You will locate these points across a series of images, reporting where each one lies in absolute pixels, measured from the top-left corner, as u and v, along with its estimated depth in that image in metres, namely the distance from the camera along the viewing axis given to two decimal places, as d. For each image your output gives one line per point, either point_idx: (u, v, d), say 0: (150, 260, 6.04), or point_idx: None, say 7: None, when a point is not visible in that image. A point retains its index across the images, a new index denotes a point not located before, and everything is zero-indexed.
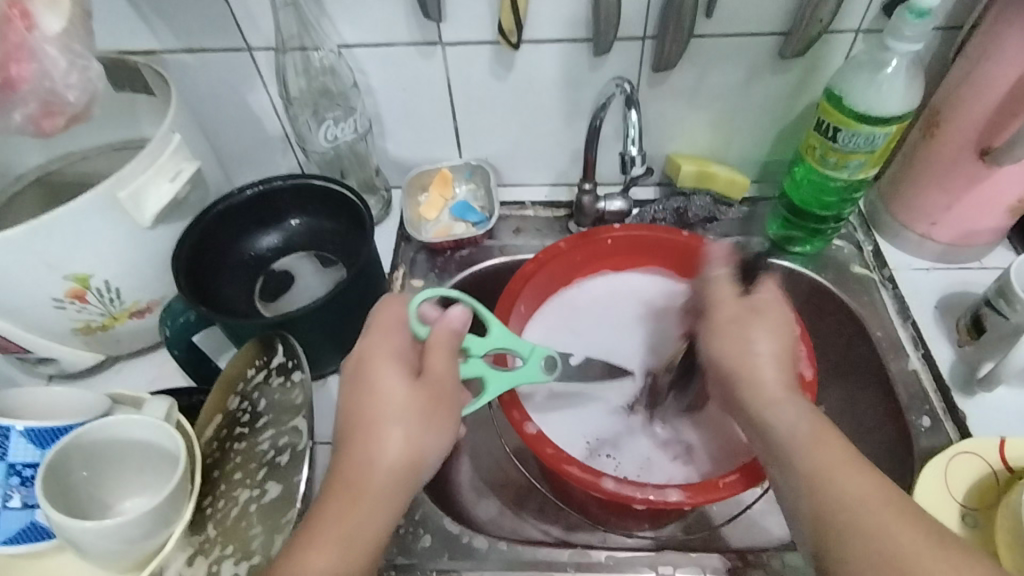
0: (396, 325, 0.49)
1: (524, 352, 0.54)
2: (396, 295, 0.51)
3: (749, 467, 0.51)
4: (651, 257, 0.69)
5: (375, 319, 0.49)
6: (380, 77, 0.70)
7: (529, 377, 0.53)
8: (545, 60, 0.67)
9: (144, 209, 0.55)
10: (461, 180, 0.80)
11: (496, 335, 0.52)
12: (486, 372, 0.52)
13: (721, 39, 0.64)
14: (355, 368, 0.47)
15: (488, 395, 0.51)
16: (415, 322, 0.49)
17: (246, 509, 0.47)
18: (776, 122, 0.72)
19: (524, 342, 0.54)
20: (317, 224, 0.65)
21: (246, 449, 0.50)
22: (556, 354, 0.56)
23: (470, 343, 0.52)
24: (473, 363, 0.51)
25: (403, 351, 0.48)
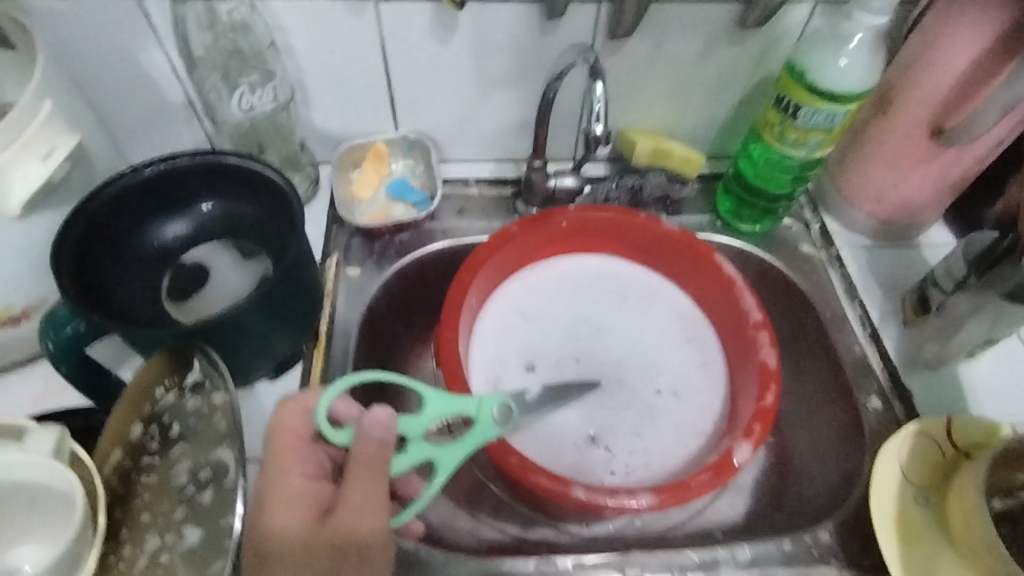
0: (298, 451, 0.46)
1: (474, 412, 0.48)
2: (299, 401, 0.48)
3: (719, 462, 0.49)
4: (609, 241, 0.65)
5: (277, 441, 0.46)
6: (302, 37, 0.60)
7: (486, 438, 0.48)
8: (492, 22, 0.60)
9: (9, 196, 0.44)
10: (397, 156, 0.73)
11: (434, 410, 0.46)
12: (435, 451, 0.46)
13: (680, 7, 0.60)
14: (255, 512, 0.43)
15: (443, 476, 0.45)
16: (330, 433, 0.44)
17: (161, 558, 0.39)
18: (731, 96, 0.69)
19: (469, 399, 0.48)
20: (234, 209, 0.56)
21: (159, 482, 0.43)
22: (511, 400, 0.49)
23: (406, 428, 0.45)
24: (414, 450, 0.45)
25: (309, 485, 0.44)
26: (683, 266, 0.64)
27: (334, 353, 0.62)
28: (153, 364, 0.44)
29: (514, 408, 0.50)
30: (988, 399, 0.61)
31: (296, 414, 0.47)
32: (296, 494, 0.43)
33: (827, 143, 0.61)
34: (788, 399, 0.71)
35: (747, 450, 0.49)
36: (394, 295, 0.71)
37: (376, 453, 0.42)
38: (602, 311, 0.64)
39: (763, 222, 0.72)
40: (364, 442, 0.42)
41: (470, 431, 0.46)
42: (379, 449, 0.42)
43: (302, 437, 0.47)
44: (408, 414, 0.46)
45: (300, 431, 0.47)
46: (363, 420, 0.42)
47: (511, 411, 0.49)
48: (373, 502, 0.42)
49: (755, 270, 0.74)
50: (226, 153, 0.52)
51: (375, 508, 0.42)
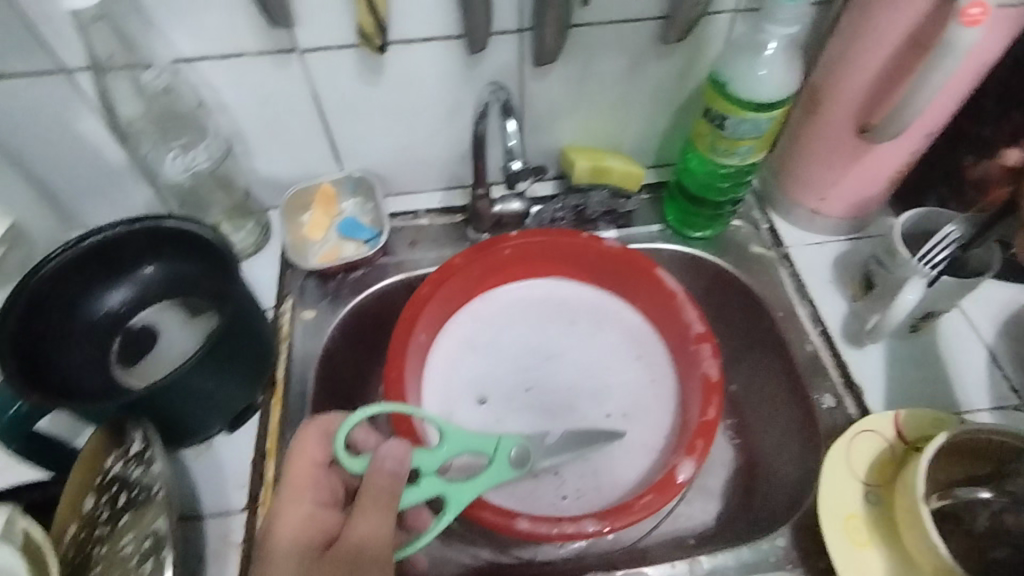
0: (313, 478, 0.48)
1: (489, 451, 0.51)
2: (321, 427, 0.51)
3: (661, 483, 0.51)
4: (554, 265, 0.66)
5: (296, 462, 0.49)
6: (233, 92, 0.61)
7: (501, 478, 0.50)
8: (417, 61, 0.61)
9: None
10: (346, 195, 0.74)
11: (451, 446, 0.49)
12: (446, 487, 0.47)
13: (600, 28, 0.61)
14: (264, 540, 0.45)
15: (451, 512, 0.47)
16: (349, 462, 0.46)
17: None
18: (666, 106, 0.69)
19: (487, 440, 0.51)
20: (177, 269, 0.57)
21: (108, 554, 0.44)
22: (527, 443, 0.53)
23: (421, 461, 0.48)
24: (426, 483, 0.47)
25: (318, 511, 0.46)
26: (628, 284, 0.65)
27: (292, 398, 0.63)
28: (95, 439, 0.47)
29: (530, 451, 0.53)
30: (940, 387, 0.62)
31: (314, 440, 0.50)
32: (304, 522, 0.45)
33: (759, 149, 0.61)
34: (750, 398, 0.71)
35: (688, 468, 0.51)
36: (353, 332, 0.72)
37: (388, 484, 0.44)
38: (554, 337, 0.65)
39: (714, 227, 0.72)
40: (378, 472, 0.44)
41: (484, 470, 0.49)
42: (390, 480, 0.44)
43: (319, 463, 0.49)
44: (426, 449, 0.48)
45: (317, 457, 0.49)
46: (380, 451, 0.45)
47: (526, 455, 0.52)
48: (380, 534, 0.43)
49: (709, 274, 0.74)
50: (160, 216, 0.53)
51: (382, 541, 0.43)
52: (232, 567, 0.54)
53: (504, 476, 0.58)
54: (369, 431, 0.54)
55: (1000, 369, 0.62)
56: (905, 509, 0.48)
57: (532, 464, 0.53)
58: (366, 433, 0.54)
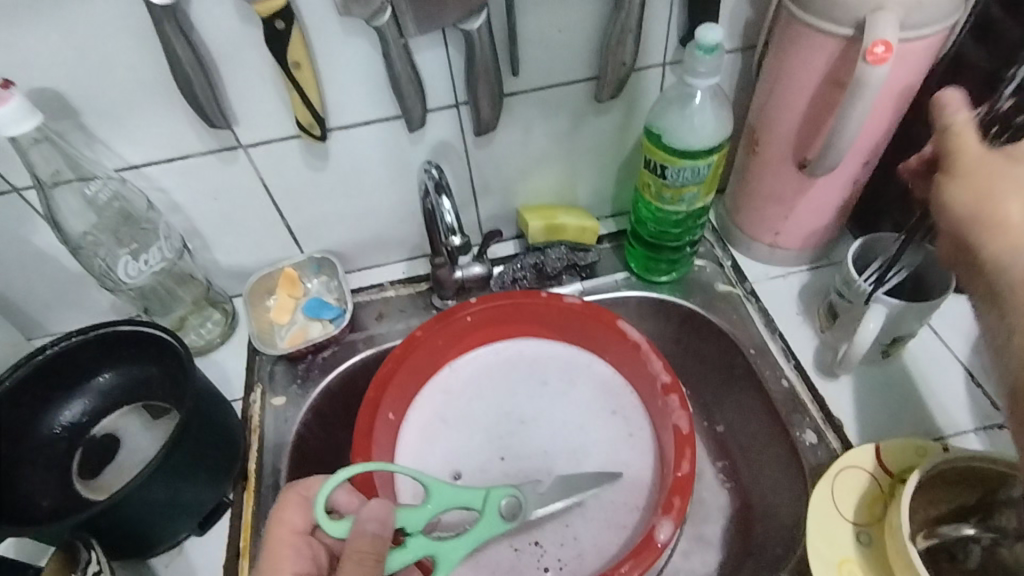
0: (294, 548, 0.47)
1: (478, 504, 0.50)
2: (301, 491, 0.49)
3: (639, 548, 0.49)
4: (519, 325, 0.66)
5: (276, 533, 0.48)
6: (184, 191, 0.63)
7: (492, 533, 0.49)
8: (360, 143, 0.63)
9: None
10: (309, 276, 0.74)
11: (438, 501, 0.47)
12: (435, 547, 0.46)
13: (533, 95, 0.63)
14: None
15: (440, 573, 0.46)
16: (330, 524, 0.44)
17: None
18: (612, 158, 0.71)
19: (476, 492, 0.50)
20: (136, 372, 0.57)
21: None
22: (518, 493, 0.52)
23: (406, 522, 0.46)
24: (414, 543, 0.45)
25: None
26: (594, 338, 0.64)
27: (265, 491, 0.62)
28: (53, 563, 0.47)
29: (522, 500, 0.52)
30: (919, 410, 0.61)
31: (294, 507, 0.48)
32: None
33: (704, 193, 0.62)
34: (737, 440, 0.68)
35: (667, 528, 0.50)
36: (327, 414, 0.71)
37: (372, 549, 0.42)
38: (525, 399, 0.64)
39: (675, 271, 0.72)
40: (361, 536, 0.42)
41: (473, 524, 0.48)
42: (374, 544, 0.43)
43: (300, 531, 0.48)
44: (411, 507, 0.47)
45: (296, 525, 0.48)
46: (361, 514, 0.43)
47: (518, 505, 0.52)
48: None
49: (678, 318, 0.73)
50: (114, 322, 0.54)
51: None
52: None
53: (482, 551, 0.57)
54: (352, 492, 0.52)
55: (979, 386, 0.61)
56: (895, 552, 0.46)
57: (524, 514, 0.52)
58: (349, 495, 0.51)
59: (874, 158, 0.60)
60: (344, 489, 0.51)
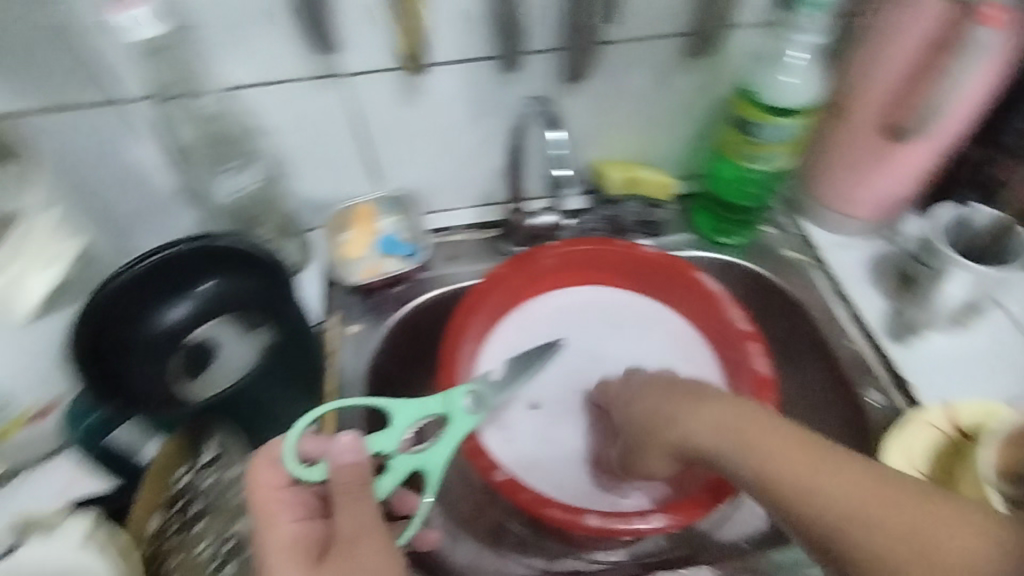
0: (279, 500, 0.45)
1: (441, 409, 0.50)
2: (263, 455, 0.46)
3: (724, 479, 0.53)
4: (593, 272, 0.68)
5: (262, 495, 0.45)
6: (279, 117, 0.64)
7: (465, 427, 0.50)
8: (454, 82, 0.64)
9: (15, 304, 0.49)
10: (384, 213, 0.74)
11: (402, 417, 0.48)
12: (416, 460, 0.47)
13: (628, 45, 0.63)
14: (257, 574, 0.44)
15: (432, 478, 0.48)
16: (303, 471, 0.45)
17: None
18: (693, 118, 0.72)
19: (433, 399, 0.50)
20: (236, 285, 0.58)
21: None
22: (477, 387, 0.52)
23: (382, 446, 0.47)
24: (397, 463, 0.47)
25: (300, 529, 0.44)
26: (670, 288, 0.66)
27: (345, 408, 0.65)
28: None
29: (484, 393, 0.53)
30: (975, 379, 0.64)
31: (262, 465, 0.46)
32: (290, 540, 0.44)
33: (790, 153, 0.64)
34: (795, 403, 0.72)
35: None
36: (396, 347, 0.74)
37: (352, 478, 0.44)
38: (599, 344, 0.66)
39: (744, 234, 0.74)
40: (339, 470, 0.44)
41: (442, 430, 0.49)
42: (354, 471, 0.44)
43: (283, 485, 0.46)
44: (378, 432, 0.47)
45: (277, 481, 0.46)
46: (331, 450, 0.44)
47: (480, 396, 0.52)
48: (366, 524, 0.43)
49: (744, 282, 0.75)
50: (218, 237, 0.56)
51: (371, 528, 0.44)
52: None
53: (562, 473, 0.61)
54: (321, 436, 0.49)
55: None
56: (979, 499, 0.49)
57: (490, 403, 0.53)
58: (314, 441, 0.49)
59: (965, 130, 0.60)
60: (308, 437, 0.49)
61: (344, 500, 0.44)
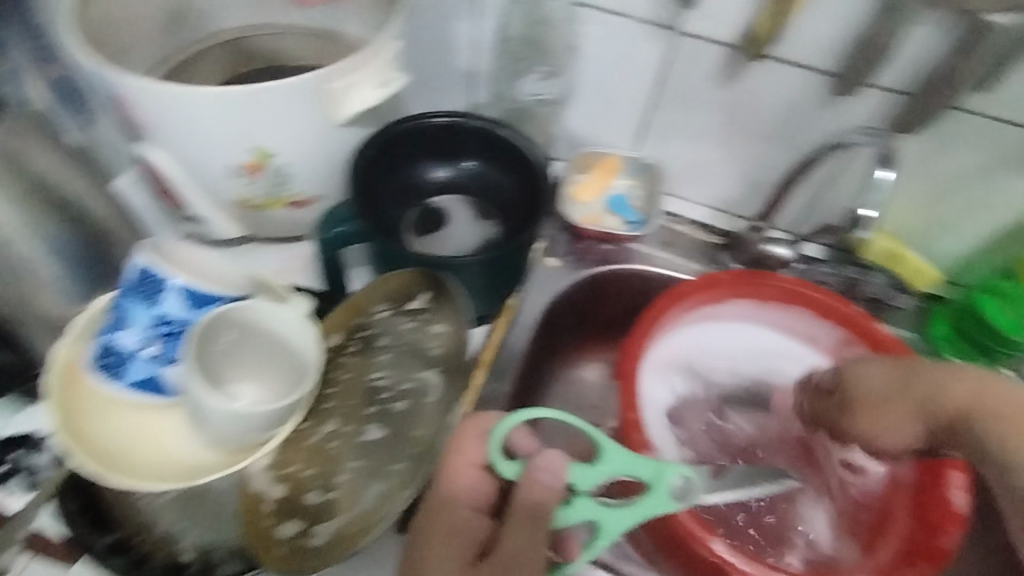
0: (472, 479, 0.47)
1: (647, 477, 0.49)
2: (476, 427, 0.49)
3: None
4: (794, 310, 0.64)
5: (454, 464, 0.47)
6: (597, 45, 0.65)
7: (655, 509, 0.48)
8: (777, 81, 0.61)
9: (345, 107, 0.53)
10: (624, 173, 0.74)
11: (608, 466, 0.48)
12: (600, 514, 0.47)
13: (978, 122, 0.57)
14: (413, 544, 0.45)
15: (607, 537, 0.47)
16: (502, 462, 0.46)
17: (333, 441, 0.49)
18: (992, 224, 0.64)
19: (646, 466, 0.49)
20: (491, 174, 0.62)
21: (350, 379, 0.52)
22: (691, 477, 0.49)
23: (577, 478, 0.47)
24: (581, 503, 0.47)
25: (473, 519, 0.45)
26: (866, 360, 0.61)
27: (515, 326, 0.68)
28: (377, 286, 0.53)
29: (694, 487, 0.49)
30: None
31: (473, 441, 0.48)
32: (458, 526, 0.45)
33: None
34: None
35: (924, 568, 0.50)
36: (577, 298, 0.74)
37: (540, 501, 0.44)
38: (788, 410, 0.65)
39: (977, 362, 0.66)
40: (535, 483, 0.44)
41: (642, 497, 0.47)
42: (545, 494, 0.44)
43: (475, 465, 0.47)
44: (584, 466, 0.48)
45: (475, 459, 0.47)
46: (537, 463, 0.45)
47: (688, 488, 0.49)
48: (532, 551, 0.43)
49: None
50: (504, 126, 0.59)
51: (532, 559, 0.43)
52: None
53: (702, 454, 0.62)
54: (528, 435, 0.53)
55: None
56: None
57: (693, 500, 0.49)
58: (525, 437, 0.52)
59: None
60: (521, 430, 0.53)
61: (519, 515, 0.43)
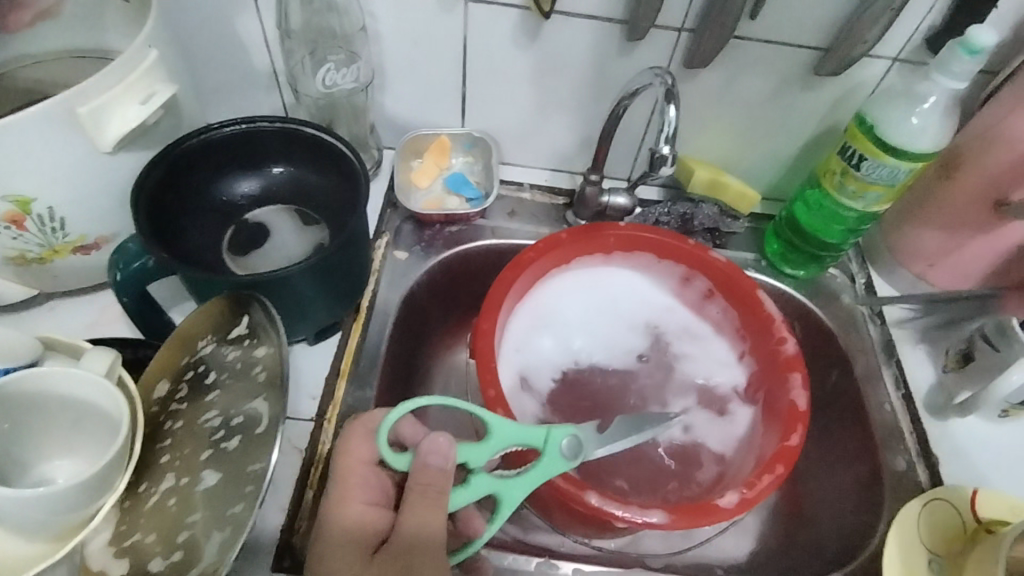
0: (362, 478, 0.47)
1: (539, 443, 0.47)
2: (362, 426, 0.48)
3: (745, 498, 0.51)
4: (643, 252, 0.65)
5: (344, 466, 0.47)
6: (391, 24, 0.62)
7: (552, 471, 0.47)
8: (574, 35, 0.62)
9: (106, 132, 0.47)
10: (459, 151, 0.74)
11: (496, 440, 0.46)
12: (498, 486, 0.46)
13: (757, 47, 0.60)
14: (313, 549, 0.45)
15: (507, 509, 0.45)
16: (390, 455, 0.44)
17: (170, 498, 0.44)
18: (793, 139, 0.69)
19: (536, 431, 0.47)
20: (303, 176, 0.59)
21: (184, 426, 0.46)
22: (580, 433, 0.48)
23: (469, 458, 0.46)
24: (477, 481, 0.45)
25: (367, 513, 0.45)
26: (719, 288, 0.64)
27: (371, 327, 0.65)
28: (201, 315, 0.48)
29: (583, 441, 0.48)
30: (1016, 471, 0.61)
31: (360, 439, 0.48)
32: (355, 523, 0.45)
33: (887, 199, 0.60)
34: (813, 452, 0.69)
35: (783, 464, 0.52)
36: (435, 285, 0.72)
37: (432, 483, 0.43)
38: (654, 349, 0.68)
39: (809, 267, 0.71)
40: (423, 470, 0.43)
41: (534, 464, 0.46)
42: (436, 477, 0.43)
43: (366, 462, 0.48)
44: (473, 443, 0.46)
45: (363, 456, 0.48)
46: (421, 449, 0.43)
47: (578, 445, 0.48)
48: (429, 533, 0.43)
49: (793, 314, 0.72)
50: (302, 121, 0.56)
51: (431, 542, 0.43)
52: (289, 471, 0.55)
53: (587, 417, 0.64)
54: (417, 423, 0.51)
55: None
56: None
57: (586, 454, 0.48)
58: (414, 427, 0.50)
59: None
60: (409, 421, 0.51)
61: (412, 501, 0.43)
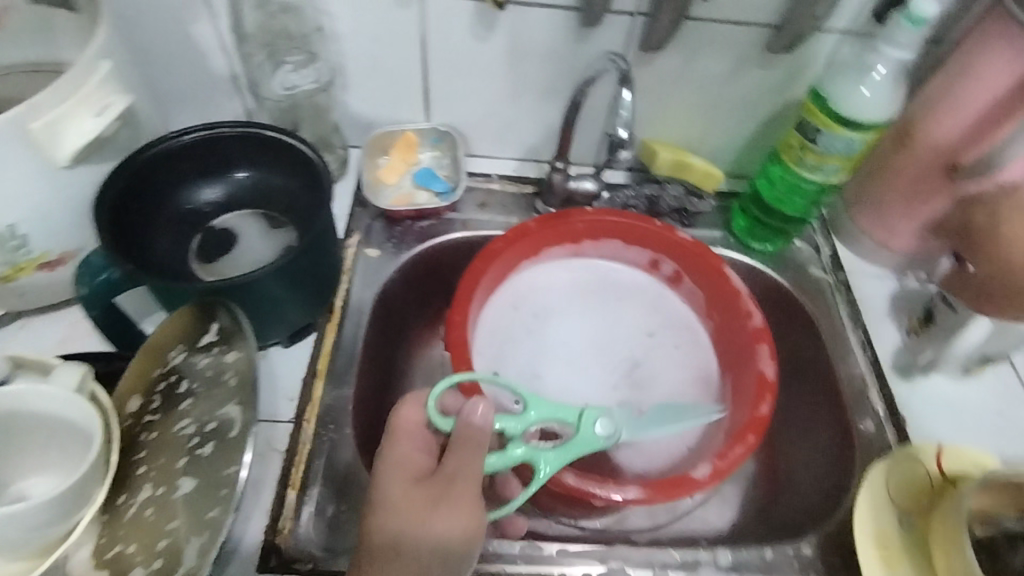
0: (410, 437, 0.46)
1: (573, 420, 0.48)
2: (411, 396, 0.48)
3: (719, 468, 0.52)
4: (610, 237, 0.66)
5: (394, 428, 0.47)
6: (348, 24, 0.62)
7: (586, 446, 0.47)
8: (530, 24, 0.62)
9: (61, 147, 0.46)
10: (426, 146, 0.74)
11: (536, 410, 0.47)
12: (535, 450, 0.45)
13: (711, 27, 0.61)
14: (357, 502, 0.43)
15: (543, 473, 0.45)
16: (437, 418, 0.45)
17: (149, 507, 0.44)
18: (753, 116, 0.70)
19: (572, 409, 0.48)
20: (266, 179, 0.59)
21: (159, 436, 0.47)
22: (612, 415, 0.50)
23: (508, 425, 0.46)
24: (515, 445, 0.45)
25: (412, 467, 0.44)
26: (687, 270, 0.65)
27: (347, 326, 0.65)
28: (170, 326, 0.48)
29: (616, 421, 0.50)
30: (981, 428, 0.63)
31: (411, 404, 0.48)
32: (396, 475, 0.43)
33: (844, 169, 0.62)
34: (788, 422, 0.71)
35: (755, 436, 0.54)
36: (410, 281, 0.73)
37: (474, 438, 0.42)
38: (643, 340, 0.67)
39: (776, 242, 0.72)
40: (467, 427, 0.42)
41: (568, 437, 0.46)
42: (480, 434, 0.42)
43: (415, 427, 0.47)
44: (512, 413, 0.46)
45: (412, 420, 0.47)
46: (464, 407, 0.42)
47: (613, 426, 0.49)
48: (470, 486, 0.41)
49: (762, 288, 0.74)
50: (261, 124, 0.55)
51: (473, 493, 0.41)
52: (270, 473, 0.56)
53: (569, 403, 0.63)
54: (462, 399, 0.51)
55: None
56: (940, 529, 0.50)
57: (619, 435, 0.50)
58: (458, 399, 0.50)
59: None
60: (452, 394, 0.51)
61: (453, 455, 0.42)
